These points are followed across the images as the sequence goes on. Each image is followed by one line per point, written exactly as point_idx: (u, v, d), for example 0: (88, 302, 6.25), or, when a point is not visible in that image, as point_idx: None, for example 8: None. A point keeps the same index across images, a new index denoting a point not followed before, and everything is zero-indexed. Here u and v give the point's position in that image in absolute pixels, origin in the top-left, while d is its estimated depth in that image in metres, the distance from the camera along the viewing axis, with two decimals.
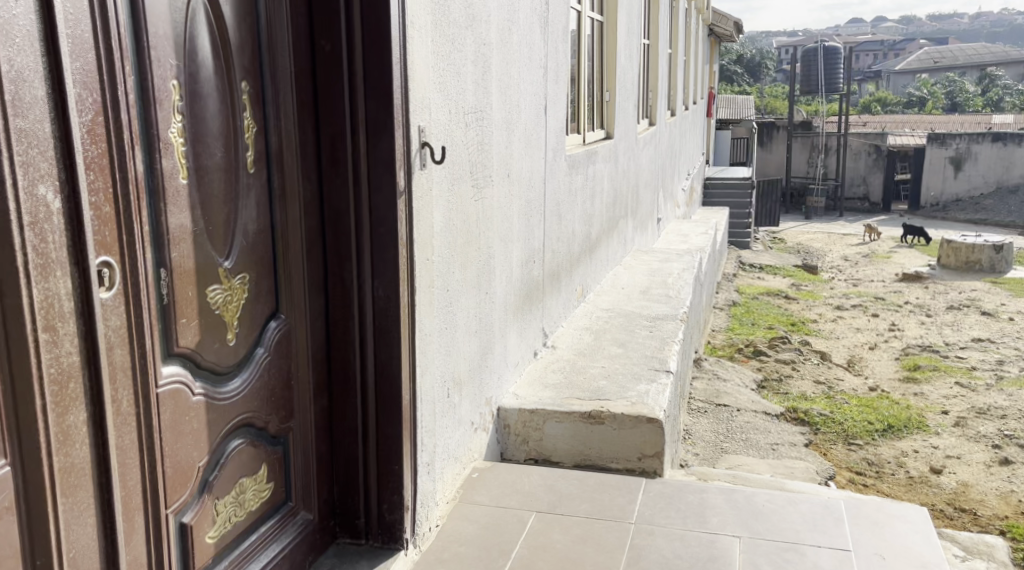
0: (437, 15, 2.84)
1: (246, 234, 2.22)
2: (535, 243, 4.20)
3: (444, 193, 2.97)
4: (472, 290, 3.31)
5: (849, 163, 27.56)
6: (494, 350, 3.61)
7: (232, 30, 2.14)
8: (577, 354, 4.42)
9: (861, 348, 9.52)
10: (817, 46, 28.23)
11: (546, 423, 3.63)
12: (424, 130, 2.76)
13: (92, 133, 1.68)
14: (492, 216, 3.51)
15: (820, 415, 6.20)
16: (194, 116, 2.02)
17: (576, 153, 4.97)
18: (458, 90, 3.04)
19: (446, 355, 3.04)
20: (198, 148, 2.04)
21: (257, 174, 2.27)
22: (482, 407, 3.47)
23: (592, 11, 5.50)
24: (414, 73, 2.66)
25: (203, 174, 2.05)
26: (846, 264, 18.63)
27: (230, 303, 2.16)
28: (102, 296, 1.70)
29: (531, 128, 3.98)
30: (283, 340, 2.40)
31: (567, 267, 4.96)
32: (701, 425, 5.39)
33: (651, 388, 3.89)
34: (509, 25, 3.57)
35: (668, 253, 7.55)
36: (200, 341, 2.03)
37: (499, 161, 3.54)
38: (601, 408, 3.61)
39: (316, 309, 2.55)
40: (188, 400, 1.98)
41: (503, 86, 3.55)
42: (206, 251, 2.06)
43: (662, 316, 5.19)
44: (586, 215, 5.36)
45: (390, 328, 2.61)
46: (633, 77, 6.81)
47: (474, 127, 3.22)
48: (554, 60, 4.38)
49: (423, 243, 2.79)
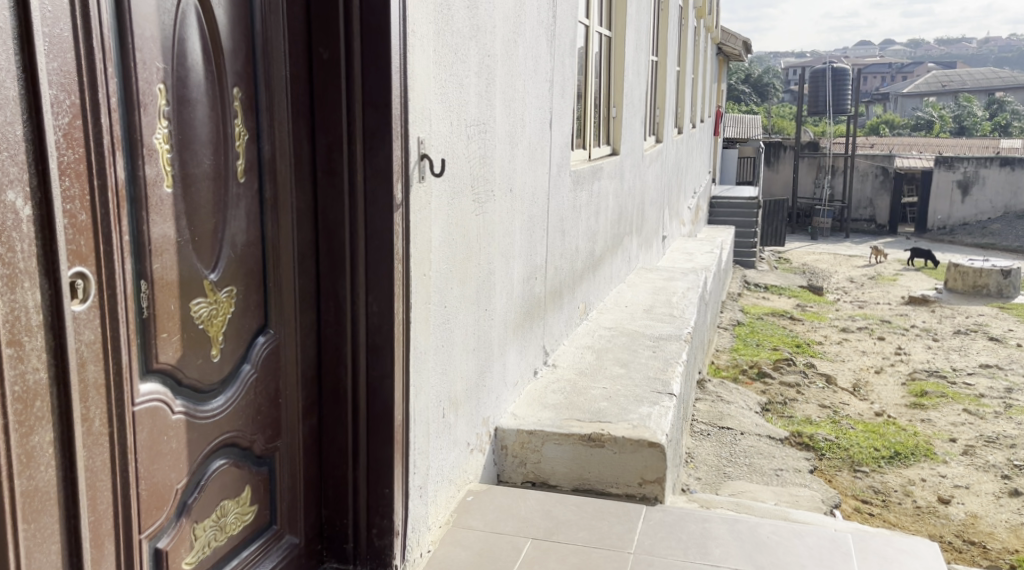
0: (439, 24, 2.76)
1: (235, 245, 2.14)
2: (537, 259, 4.11)
3: (444, 207, 2.88)
4: (470, 308, 3.21)
5: (857, 184, 27.50)
6: (493, 368, 3.51)
7: (225, 34, 2.07)
8: (578, 374, 4.32)
9: (867, 372, 9.40)
10: (826, 67, 28.23)
11: (545, 444, 3.53)
12: (423, 142, 2.68)
13: (68, 138, 1.60)
14: (493, 230, 3.42)
15: (825, 440, 6.08)
16: (180, 121, 1.94)
17: (581, 168, 4.89)
18: (460, 100, 2.96)
19: (442, 374, 2.95)
20: (185, 155, 1.96)
21: (248, 184, 2.19)
22: (479, 428, 3.37)
23: (600, 26, 5.44)
24: (414, 83, 2.58)
25: (189, 184, 1.97)
26: (852, 286, 18.52)
27: (216, 317, 2.07)
28: (75, 308, 1.62)
29: (536, 142, 3.91)
30: (271, 356, 2.31)
31: (570, 284, 4.87)
32: (704, 448, 5.28)
33: (653, 411, 3.79)
34: (515, 37, 3.49)
35: (672, 271, 7.46)
36: (182, 356, 1.95)
37: (501, 175, 3.46)
38: (602, 431, 3.51)
39: (308, 326, 2.46)
40: (167, 418, 1.89)
41: (507, 100, 3.46)
42: (191, 262, 1.97)
43: (665, 336, 5.09)
44: (589, 232, 5.28)
45: (384, 346, 2.52)
46: (641, 92, 6.74)
47: (476, 140, 3.13)
48: (561, 74, 4.30)
49: (421, 259, 2.70)
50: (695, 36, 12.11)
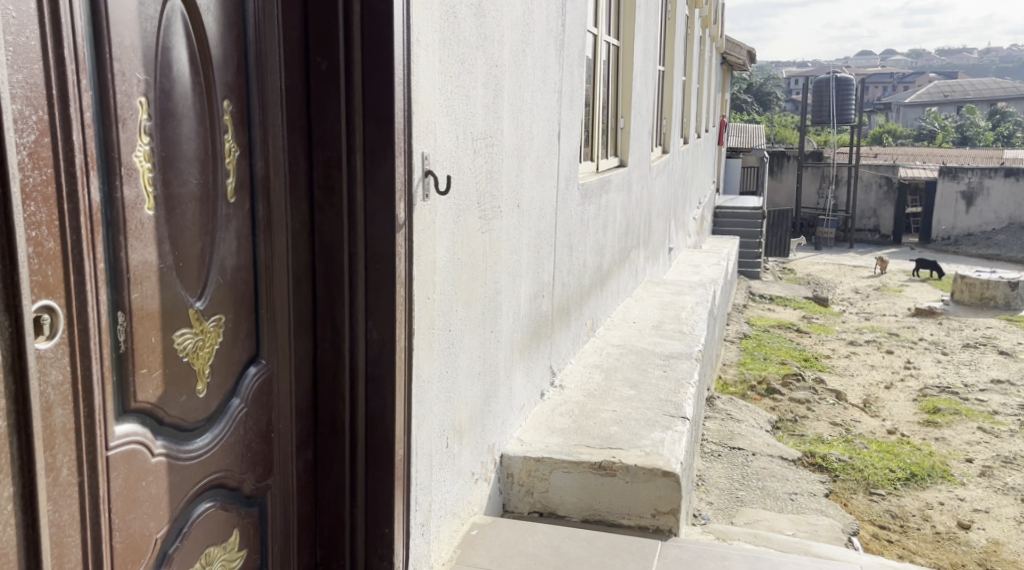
0: (446, 33, 2.60)
1: (224, 271, 1.99)
2: (545, 276, 3.95)
3: (449, 225, 2.72)
4: (475, 331, 3.04)
5: (861, 194, 27.37)
6: (498, 393, 3.35)
7: (214, 42, 1.92)
8: (587, 396, 4.15)
9: (877, 387, 9.24)
10: (830, 77, 28.12)
11: (553, 472, 3.37)
12: (428, 157, 2.52)
13: (35, 157, 1.44)
14: (500, 248, 3.26)
15: (839, 461, 5.91)
16: (164, 137, 1.78)
17: (589, 181, 4.73)
18: (467, 113, 2.80)
19: (446, 401, 2.79)
20: (169, 174, 1.81)
21: (239, 204, 2.04)
22: (484, 455, 3.21)
23: (609, 35, 5.29)
24: (418, 96, 2.42)
25: (173, 205, 1.82)
26: (857, 297, 18.35)
27: (202, 349, 1.92)
28: (40, 347, 1.46)
29: (544, 156, 3.75)
30: (263, 389, 2.16)
31: (577, 301, 4.71)
32: (715, 470, 5.12)
33: (666, 436, 3.62)
34: (523, 46, 3.34)
35: (680, 284, 7.29)
36: (164, 394, 1.79)
37: (509, 190, 3.30)
38: (613, 459, 3.36)
39: (303, 354, 2.31)
40: (145, 462, 1.73)
41: (515, 112, 3.31)
42: (174, 290, 1.82)
43: (676, 354, 4.92)
44: (597, 246, 5.11)
45: (384, 376, 2.37)
46: (648, 103, 6.59)
47: (483, 155, 2.98)
48: (569, 84, 4.15)
49: (424, 280, 2.53)
50: (700, 44, 11.98)
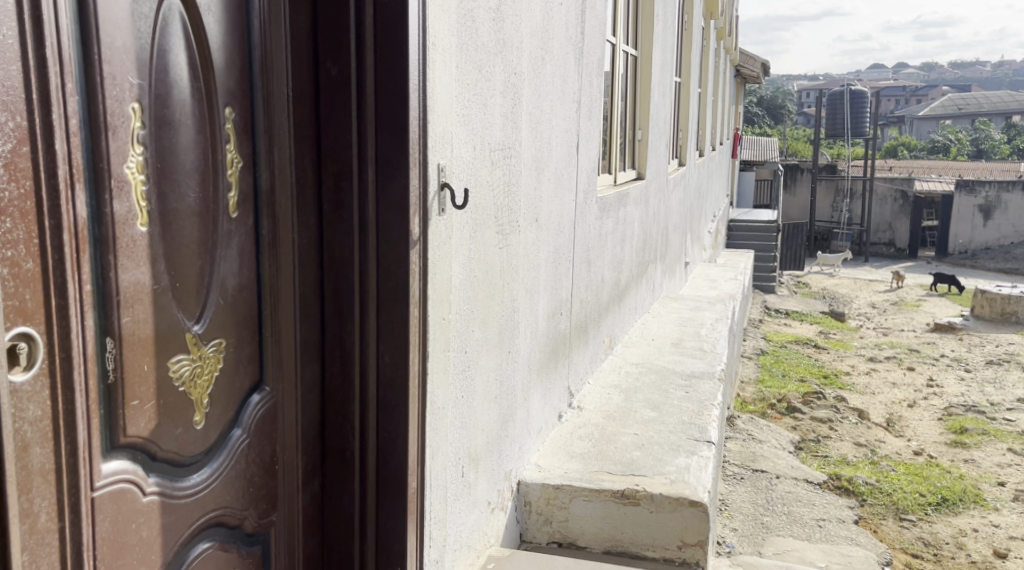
0: (463, 39, 2.45)
1: (225, 291, 1.85)
2: (563, 293, 3.79)
3: (466, 242, 2.57)
4: (491, 352, 2.88)
5: (876, 208, 27.19)
6: (515, 418, 3.19)
7: (215, 45, 1.79)
8: (606, 418, 3.98)
9: (900, 406, 9.07)
10: (844, 90, 27.94)
11: (572, 501, 3.21)
12: (444, 169, 2.37)
13: (12, 169, 1.30)
14: (518, 265, 3.11)
15: (866, 484, 5.73)
16: (160, 146, 1.64)
17: (608, 194, 4.57)
18: (484, 123, 2.66)
19: (461, 428, 2.63)
20: (166, 187, 1.67)
21: (242, 220, 1.90)
22: (500, 483, 3.05)
23: (627, 45, 5.14)
24: (434, 104, 2.27)
25: (170, 220, 1.67)
26: (875, 312, 18.15)
27: (200, 377, 1.77)
28: (15, 379, 1.31)
29: (563, 168, 3.59)
30: (266, 418, 2.01)
31: (595, 318, 4.54)
32: (738, 495, 5.00)
33: (692, 462, 3.47)
34: (542, 54, 3.19)
35: (698, 300, 7.12)
36: (157, 427, 1.65)
37: (527, 204, 3.15)
38: (637, 487, 3.21)
39: (310, 380, 2.16)
40: (136, 502, 1.59)
41: (533, 123, 3.16)
42: (171, 313, 1.68)
43: (697, 374, 4.75)
44: (615, 260, 4.95)
45: (396, 403, 2.22)
46: (665, 114, 6.43)
47: (500, 167, 2.83)
48: (588, 94, 4.00)
49: (439, 299, 2.37)
50: (715, 57, 11.84)
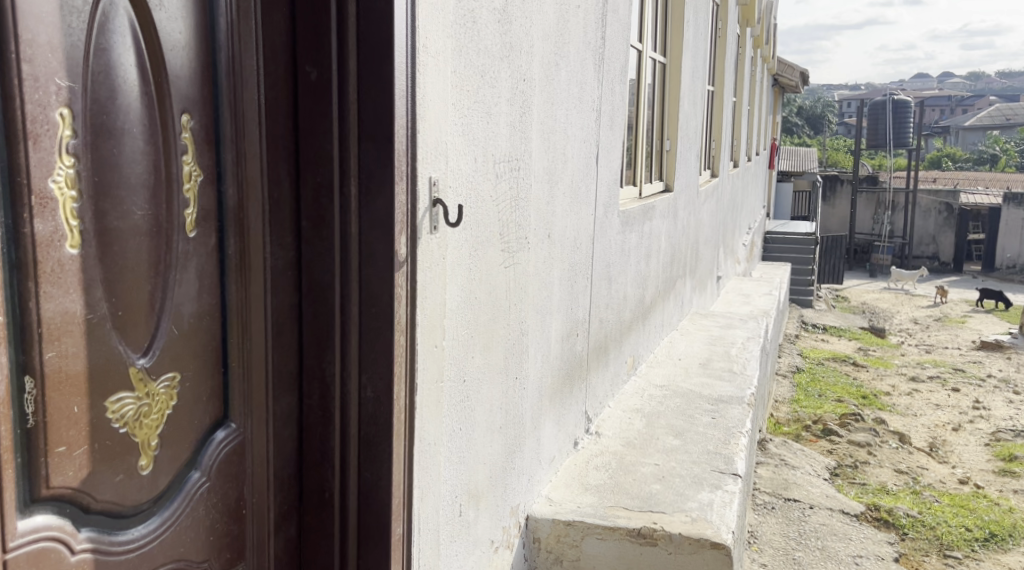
0: (461, 41, 2.25)
1: (180, 319, 1.65)
2: (579, 313, 3.57)
3: (464, 261, 2.36)
4: (496, 379, 2.68)
5: (919, 220, 26.66)
6: (523, 450, 2.97)
7: (169, 44, 1.59)
8: (626, 446, 3.76)
9: (943, 431, 8.78)
10: (886, 99, 27.37)
11: (584, 538, 3.01)
12: (438, 183, 2.16)
13: None
14: (528, 284, 2.90)
15: (906, 516, 5.46)
16: (98, 158, 1.45)
17: (631, 208, 4.34)
18: (487, 133, 2.45)
19: (459, 464, 2.43)
20: (105, 204, 1.47)
21: (202, 239, 1.70)
22: (506, 520, 2.85)
23: (654, 52, 4.91)
24: (425, 112, 2.06)
25: (110, 241, 1.48)
26: (917, 329, 17.70)
27: (148, 416, 1.58)
28: None
29: (579, 180, 3.37)
30: (230, 458, 1.82)
31: (617, 338, 4.32)
32: (769, 526, 4.80)
33: (715, 498, 3.25)
34: (556, 59, 2.98)
35: (729, 317, 6.85)
36: (90, 475, 1.46)
37: (538, 220, 2.94)
38: (655, 526, 3.01)
39: (284, 415, 1.96)
40: (64, 561, 1.42)
41: (545, 132, 2.94)
42: (110, 346, 1.49)
43: (725, 398, 4.50)
44: (640, 277, 4.72)
45: (379, 441, 2.01)
46: (696, 123, 6.18)
47: (507, 180, 2.62)
48: (609, 102, 3.77)
49: (431, 326, 2.16)
50: (751, 64, 11.53)
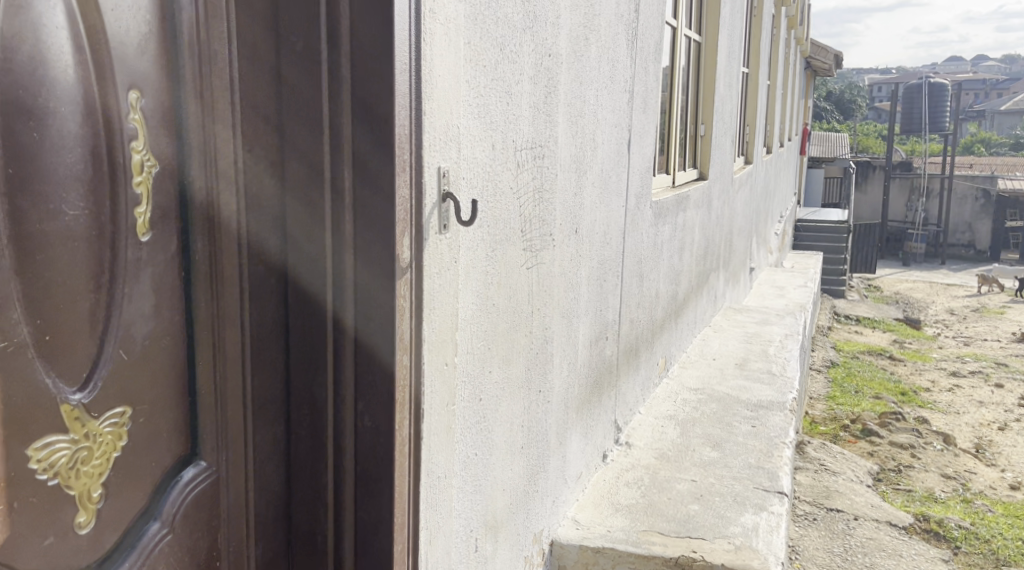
0: (476, 7, 1.93)
1: (132, 343, 1.35)
2: (608, 314, 3.25)
3: (479, 264, 2.05)
4: (517, 395, 2.38)
5: (955, 208, 26.15)
6: (547, 468, 2.67)
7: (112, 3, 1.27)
8: (659, 458, 3.46)
9: (988, 430, 8.51)
10: (920, 83, 26.68)
11: (615, 566, 2.72)
12: (447, 175, 1.85)
13: None
14: (553, 285, 2.59)
15: (958, 528, 5.20)
16: (12, 146, 1.15)
17: (665, 197, 4.00)
18: (507, 117, 2.14)
19: (475, 492, 2.14)
20: (24, 200, 1.17)
21: (163, 242, 1.39)
22: (529, 548, 2.55)
23: (688, 29, 4.56)
24: (432, 90, 1.75)
25: (32, 249, 1.19)
26: (953, 320, 17.28)
27: (87, 462, 1.28)
28: None
29: (610, 168, 3.05)
30: (200, 504, 1.52)
31: (648, 338, 4.00)
32: (811, 540, 4.54)
33: (761, 521, 2.96)
34: (586, 32, 2.66)
35: (765, 311, 6.50)
36: (9, 541, 1.18)
37: (566, 213, 2.64)
38: (694, 555, 2.72)
39: (268, 447, 1.66)
40: None
41: (572, 116, 2.62)
42: (34, 382, 1.20)
43: (766, 404, 4.19)
44: (672, 272, 4.38)
45: (379, 477, 1.71)
46: (731, 106, 5.81)
47: (530, 168, 2.30)
48: (642, 83, 3.42)
49: (440, 342, 1.86)
50: (785, 46, 11.07)
